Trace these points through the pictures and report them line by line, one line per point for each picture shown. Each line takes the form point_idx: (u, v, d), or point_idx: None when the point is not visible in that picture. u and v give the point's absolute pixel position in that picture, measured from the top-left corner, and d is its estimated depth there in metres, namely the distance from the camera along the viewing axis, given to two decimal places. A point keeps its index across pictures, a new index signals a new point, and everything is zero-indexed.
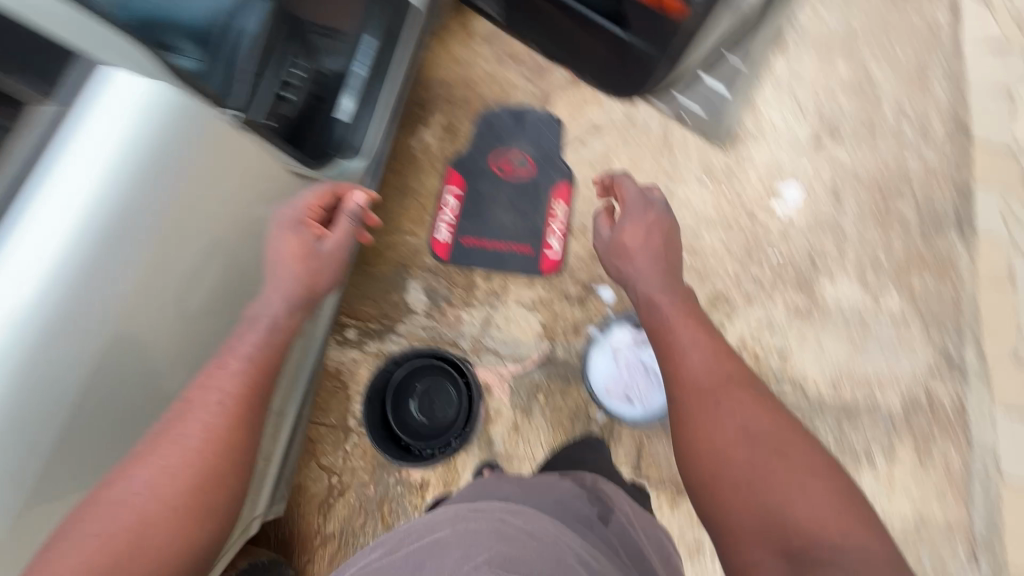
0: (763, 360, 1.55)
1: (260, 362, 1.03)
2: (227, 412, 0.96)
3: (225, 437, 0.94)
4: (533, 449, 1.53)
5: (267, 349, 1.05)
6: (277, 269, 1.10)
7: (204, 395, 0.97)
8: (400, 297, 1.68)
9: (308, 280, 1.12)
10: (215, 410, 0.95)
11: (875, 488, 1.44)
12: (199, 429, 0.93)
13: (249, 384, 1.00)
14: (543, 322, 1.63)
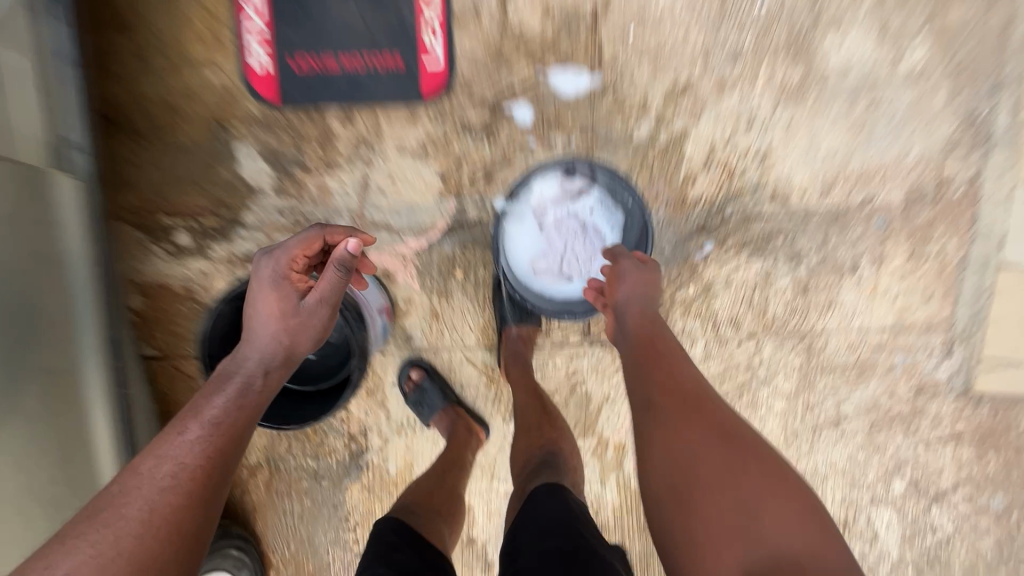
0: (738, 170, 1.17)
1: (228, 427, 0.84)
2: (185, 484, 0.76)
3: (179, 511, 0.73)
4: (462, 336, 1.24)
5: (237, 419, 0.87)
6: (255, 328, 0.97)
7: (155, 466, 0.76)
8: (232, 173, 1.16)
9: (291, 347, 0.97)
10: (168, 482, 0.75)
11: (855, 300, 1.24)
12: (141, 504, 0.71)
13: (213, 455, 0.80)
14: (442, 172, 1.16)
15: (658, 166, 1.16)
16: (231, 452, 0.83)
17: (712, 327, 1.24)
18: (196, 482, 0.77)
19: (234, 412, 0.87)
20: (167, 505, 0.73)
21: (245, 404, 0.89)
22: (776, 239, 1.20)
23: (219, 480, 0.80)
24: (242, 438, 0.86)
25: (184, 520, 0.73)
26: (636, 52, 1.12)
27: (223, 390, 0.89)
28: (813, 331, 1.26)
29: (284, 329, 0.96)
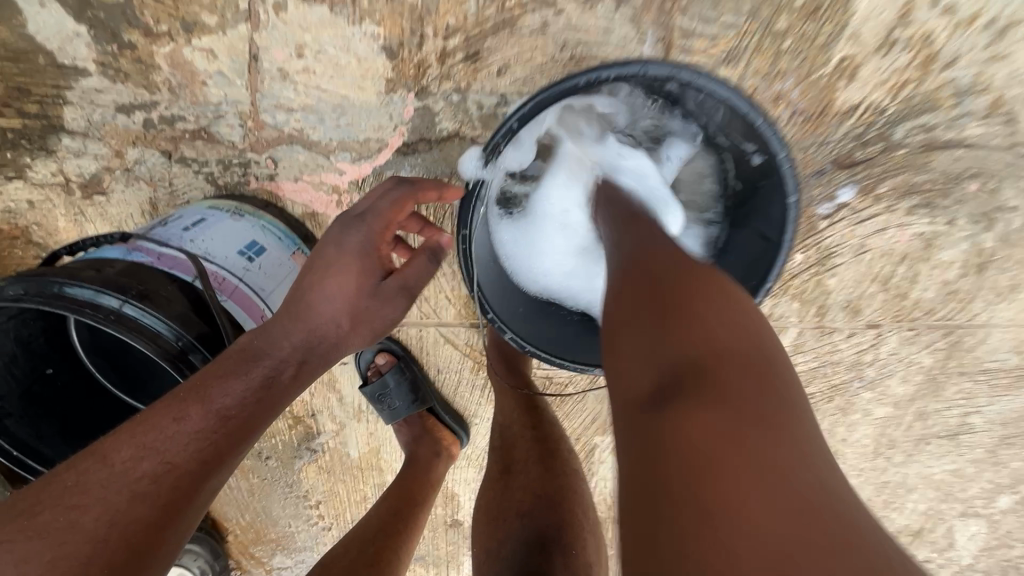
0: (939, 53, 0.63)
1: (235, 434, 0.47)
2: (169, 496, 0.42)
3: (151, 545, 0.41)
4: (435, 308, 0.85)
5: (258, 415, 0.49)
6: (286, 315, 0.53)
7: (137, 456, 0.43)
8: (18, 31, 0.65)
9: (340, 345, 0.55)
10: (145, 490, 0.42)
11: None
12: (104, 514, 0.40)
13: (205, 466, 0.45)
14: (390, 44, 0.64)
15: (787, 44, 0.63)
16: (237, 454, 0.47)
17: (816, 313, 0.81)
18: (182, 498, 0.43)
19: (254, 399, 0.49)
20: (140, 530, 0.41)
21: (265, 402, 0.49)
22: (965, 184, 0.70)
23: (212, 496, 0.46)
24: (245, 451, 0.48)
25: (157, 552, 0.41)
26: None
27: (244, 374, 0.48)
28: (970, 324, 0.81)
29: (348, 315, 0.55)
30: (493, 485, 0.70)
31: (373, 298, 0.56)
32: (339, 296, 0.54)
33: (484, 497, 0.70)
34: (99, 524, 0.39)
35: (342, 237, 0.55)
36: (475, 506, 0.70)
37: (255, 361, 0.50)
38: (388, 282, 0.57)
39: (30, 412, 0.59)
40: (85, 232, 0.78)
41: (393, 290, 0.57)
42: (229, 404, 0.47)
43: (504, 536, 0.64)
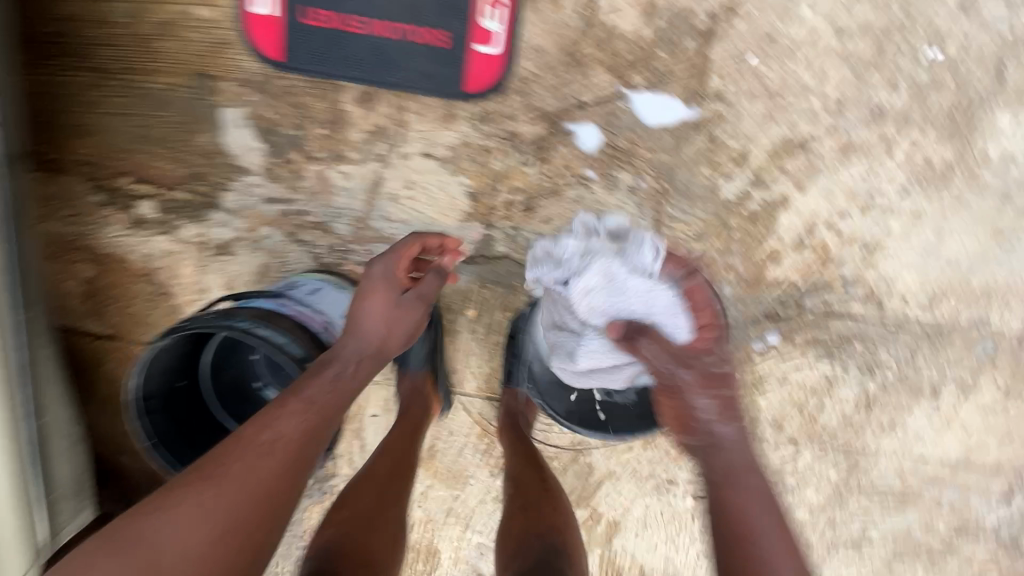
0: (835, 258, 0.95)
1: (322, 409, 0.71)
2: (282, 456, 0.66)
3: (274, 487, 0.64)
4: (461, 378, 1.06)
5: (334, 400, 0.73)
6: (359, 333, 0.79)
7: (258, 432, 0.67)
8: (213, 139, 0.93)
9: (385, 342, 0.81)
10: (267, 450, 0.65)
11: (924, 427, 1.05)
12: (241, 468, 0.64)
13: (307, 439, 0.69)
14: (473, 191, 0.93)
15: (738, 235, 0.94)
16: (324, 433, 0.70)
17: (750, 423, 1.07)
18: (290, 461, 0.66)
19: (330, 390, 0.73)
20: (268, 479, 0.64)
21: (339, 387, 0.74)
22: (853, 344, 1.00)
23: (313, 462, 0.69)
24: (332, 424, 0.72)
25: (278, 494, 0.64)
26: (749, 85, 0.86)
27: (323, 370, 0.73)
28: (863, 450, 1.08)
29: (383, 322, 0.80)
30: (510, 517, 0.88)
31: (399, 309, 0.81)
32: (376, 310, 0.80)
33: (505, 522, 0.88)
34: (239, 474, 0.63)
35: (375, 269, 0.83)
36: (498, 529, 0.88)
37: (328, 363, 0.74)
38: (409, 295, 0.83)
39: (163, 413, 0.78)
40: (203, 279, 1.01)
41: (413, 301, 0.83)
42: (316, 402, 0.71)
43: (521, 541, 0.82)
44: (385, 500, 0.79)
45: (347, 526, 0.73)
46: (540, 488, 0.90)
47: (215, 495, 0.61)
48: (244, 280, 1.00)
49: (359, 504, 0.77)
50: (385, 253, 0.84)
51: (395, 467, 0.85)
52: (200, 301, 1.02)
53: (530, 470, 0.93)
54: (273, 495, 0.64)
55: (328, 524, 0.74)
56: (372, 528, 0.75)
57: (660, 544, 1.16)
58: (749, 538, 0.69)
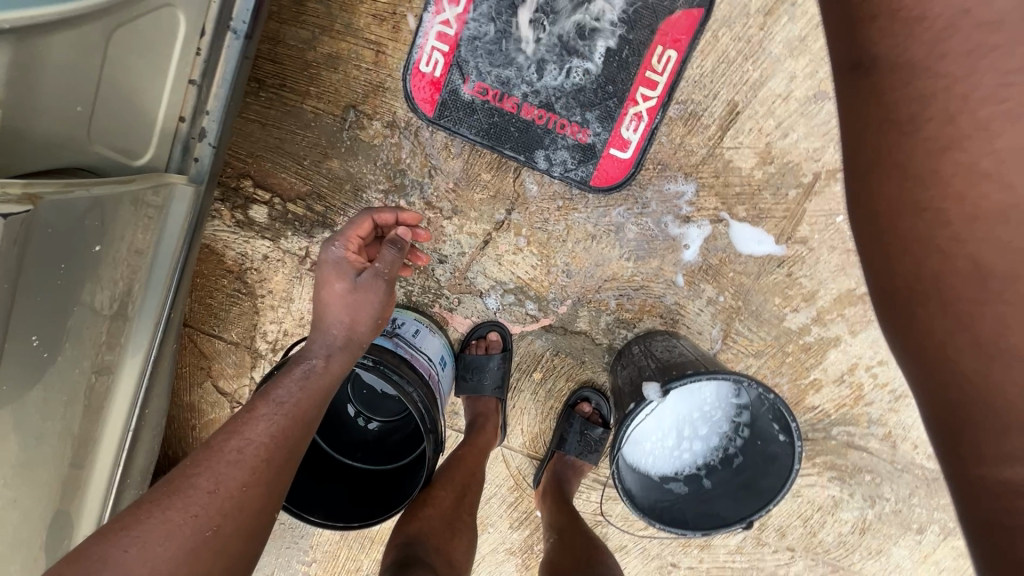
0: (866, 399, 1.07)
1: (294, 414, 0.70)
2: (252, 463, 0.64)
3: (242, 499, 0.62)
4: (509, 432, 1.12)
5: (303, 402, 0.72)
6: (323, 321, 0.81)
7: (225, 442, 0.65)
8: (345, 166, 0.98)
9: (353, 330, 0.80)
10: (235, 459, 0.64)
11: (904, 559, 1.17)
12: (209, 480, 0.61)
13: (276, 443, 0.67)
14: (571, 268, 1.01)
15: (790, 361, 1.05)
16: (298, 439, 0.70)
17: (758, 527, 1.17)
18: (261, 466, 0.65)
19: (298, 390, 0.73)
20: (237, 487, 0.62)
21: (308, 388, 0.74)
22: (863, 474, 1.12)
23: (286, 470, 0.68)
24: (305, 428, 0.71)
25: (250, 506, 0.63)
26: (832, 238, 0.98)
27: (290, 374, 0.75)
28: (849, 568, 1.18)
29: (343, 310, 0.80)
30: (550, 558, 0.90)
31: (356, 293, 0.81)
32: (336, 296, 0.81)
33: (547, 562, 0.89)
34: (208, 483, 0.61)
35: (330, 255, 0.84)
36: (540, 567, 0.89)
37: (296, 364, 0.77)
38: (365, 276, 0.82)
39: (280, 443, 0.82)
40: (292, 290, 1.04)
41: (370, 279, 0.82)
42: (284, 401, 0.71)
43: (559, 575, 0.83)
44: (461, 506, 0.80)
45: (432, 521, 0.75)
46: (585, 539, 0.91)
47: (181, 507, 0.59)
48: None
49: (444, 503, 0.78)
50: (338, 235, 0.84)
51: (466, 480, 0.84)
52: (283, 309, 1.05)
53: (571, 525, 0.95)
54: (247, 500, 0.62)
55: (414, 517, 0.76)
56: (450, 531, 0.75)
57: None
58: (906, 110, 0.41)
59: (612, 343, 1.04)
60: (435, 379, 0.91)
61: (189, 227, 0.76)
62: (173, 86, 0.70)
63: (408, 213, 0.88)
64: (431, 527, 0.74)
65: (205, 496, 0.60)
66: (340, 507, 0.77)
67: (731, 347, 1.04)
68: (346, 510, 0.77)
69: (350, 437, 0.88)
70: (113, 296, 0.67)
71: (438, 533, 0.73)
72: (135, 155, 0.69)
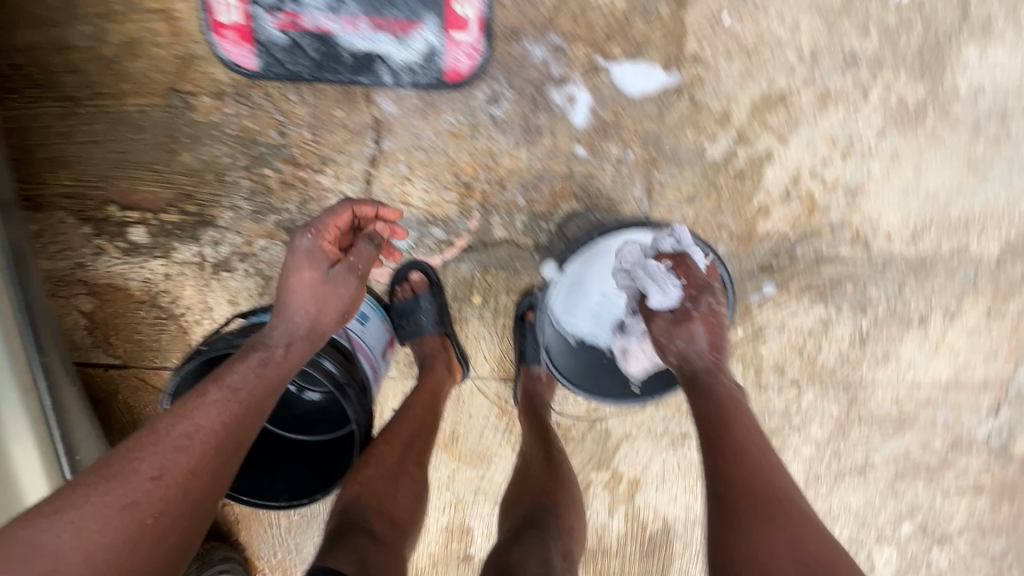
0: (822, 207, 0.98)
1: (247, 399, 0.67)
2: (199, 450, 0.62)
3: (188, 486, 0.60)
4: (473, 362, 1.09)
5: (258, 388, 0.69)
6: (288, 309, 0.77)
7: (172, 425, 0.62)
8: (197, 156, 0.91)
9: (316, 322, 0.77)
10: (183, 445, 0.61)
11: (913, 355, 1.11)
12: (153, 465, 0.59)
13: (226, 429, 0.65)
14: (465, 179, 0.94)
15: (727, 195, 0.96)
16: (251, 424, 0.67)
17: (754, 373, 1.11)
18: (209, 452, 0.62)
19: (254, 376, 0.70)
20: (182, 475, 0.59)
21: (265, 375, 0.71)
22: (845, 286, 1.04)
23: (236, 456, 0.66)
24: (259, 414, 0.69)
25: (193, 490, 0.60)
26: (724, 45, 0.89)
27: (245, 358, 0.71)
28: (861, 383, 1.13)
29: (311, 300, 0.77)
30: (515, 484, 0.89)
31: (329, 284, 0.79)
32: (303, 287, 0.78)
33: (507, 493, 0.88)
34: (152, 469, 0.58)
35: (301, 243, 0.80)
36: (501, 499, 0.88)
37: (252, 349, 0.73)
38: (339, 269, 0.81)
39: None
40: (206, 298, 1.01)
41: (344, 274, 0.81)
42: (238, 384, 0.68)
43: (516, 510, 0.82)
44: (408, 458, 0.78)
45: (375, 483, 0.72)
46: (543, 465, 0.89)
47: (121, 493, 0.56)
48: (248, 294, 1.00)
49: (386, 461, 0.75)
50: (312, 224, 0.80)
51: (413, 430, 0.82)
52: (207, 320, 1.02)
53: (536, 447, 0.93)
54: (190, 487, 0.60)
55: (355, 480, 0.72)
56: (394, 488, 0.73)
57: (680, 491, 1.21)
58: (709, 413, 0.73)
59: (537, 241, 0.98)
60: (351, 338, 0.87)
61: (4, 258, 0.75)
62: None
63: (387, 207, 0.84)
64: (373, 488, 0.71)
65: (147, 483, 0.57)
66: (301, 485, 0.82)
67: (659, 202, 0.96)
68: (307, 485, 0.82)
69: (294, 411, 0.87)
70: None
71: (381, 492, 0.72)
72: None
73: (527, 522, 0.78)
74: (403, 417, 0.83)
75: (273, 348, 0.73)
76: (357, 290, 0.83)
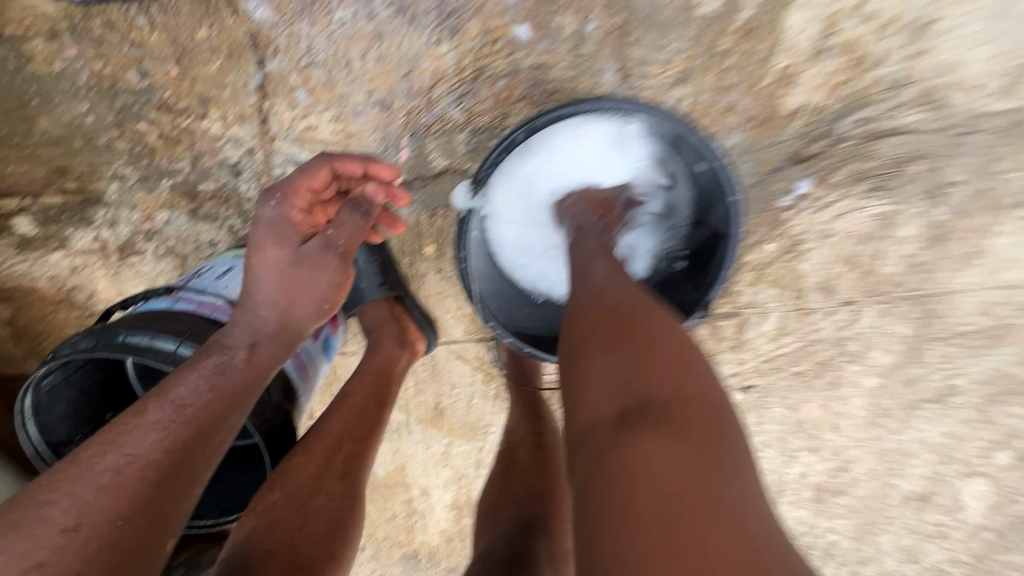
0: (871, 59, 0.71)
1: (193, 417, 0.52)
2: (130, 489, 0.47)
3: (117, 537, 0.45)
4: (443, 325, 0.91)
5: (212, 402, 0.53)
6: (251, 298, 0.60)
7: (99, 458, 0.48)
8: (57, 118, 0.74)
9: (286, 317, 0.60)
10: (108, 483, 0.46)
11: (1013, 247, 0.83)
12: (68, 511, 0.45)
13: (168, 459, 0.49)
14: (382, 96, 0.73)
15: (734, 62, 0.71)
16: (201, 458, 0.51)
17: (794, 297, 0.87)
18: (145, 491, 0.47)
19: (205, 387, 0.54)
20: (103, 523, 0.45)
21: (222, 386, 0.55)
22: (912, 166, 0.77)
23: (187, 491, 0.51)
24: (212, 438, 0.52)
25: (125, 542, 0.45)
26: None
27: (195, 364, 0.55)
28: (938, 292, 0.87)
29: (280, 288, 0.60)
30: (500, 482, 0.75)
31: (298, 267, 0.61)
32: (270, 271, 0.61)
33: (487, 486, 0.76)
34: (62, 518, 0.44)
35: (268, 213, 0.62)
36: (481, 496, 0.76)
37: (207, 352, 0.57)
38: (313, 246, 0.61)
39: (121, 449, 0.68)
40: (123, 290, 0.87)
41: (319, 253, 0.61)
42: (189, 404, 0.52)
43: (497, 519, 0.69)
44: (329, 471, 0.61)
45: (277, 512, 0.57)
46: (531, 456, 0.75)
47: (21, 552, 0.42)
48: (165, 279, 0.85)
49: (296, 480, 0.59)
50: (275, 188, 0.62)
51: (342, 432, 0.65)
52: None
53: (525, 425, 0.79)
54: (119, 539, 0.45)
55: (256, 508, 0.58)
56: (304, 516, 0.58)
57: None
58: None
59: None
60: None
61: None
62: None
63: (381, 163, 0.64)
64: (270, 520, 0.56)
65: (56, 539, 0.43)
66: (228, 495, 0.69)
67: (641, 89, 0.71)
68: (238, 498, 0.69)
69: None
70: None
71: (284, 525, 0.56)
72: None
73: (507, 551, 0.64)
74: (332, 415, 0.67)
75: (232, 350, 0.56)
76: (340, 274, 0.63)
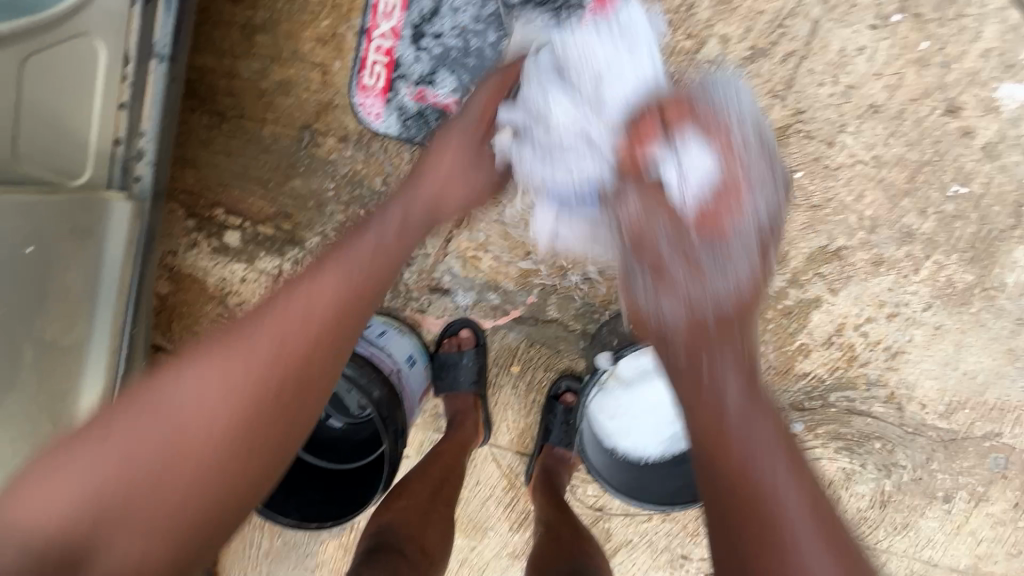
0: (860, 360, 1.02)
1: (339, 303, 0.65)
2: (283, 360, 0.60)
3: (266, 399, 0.59)
4: (495, 429, 1.11)
5: (352, 304, 0.66)
6: (423, 186, 0.80)
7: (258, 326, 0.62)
8: (307, 183, 1.03)
9: (447, 201, 0.82)
10: (265, 355, 0.60)
11: (934, 531, 1.08)
12: (234, 369, 0.59)
13: (310, 340, 0.62)
14: (534, 257, 1.02)
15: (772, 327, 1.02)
16: (337, 348, 0.65)
17: None
18: (290, 362, 0.61)
19: (339, 275, 0.66)
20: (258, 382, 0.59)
21: (370, 267, 0.69)
22: (872, 442, 1.05)
23: (329, 367, 0.64)
24: (353, 329, 0.66)
25: (271, 402, 0.60)
26: (795, 196, 0.97)
27: (353, 243, 0.71)
28: (875, 547, 1.10)
29: (454, 169, 0.81)
30: (538, 547, 0.91)
31: (474, 162, 0.83)
32: (449, 164, 0.81)
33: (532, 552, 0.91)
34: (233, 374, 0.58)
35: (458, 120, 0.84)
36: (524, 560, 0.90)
37: (346, 246, 0.71)
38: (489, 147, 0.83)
39: None
40: None
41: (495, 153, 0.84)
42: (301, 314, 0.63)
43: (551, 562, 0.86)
44: (437, 498, 0.89)
45: (408, 512, 0.85)
46: (570, 527, 0.94)
47: (199, 398, 0.57)
48: None
49: (418, 496, 0.88)
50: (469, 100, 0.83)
51: (442, 475, 0.93)
52: None
53: (559, 516, 0.96)
54: (267, 401, 0.59)
55: (388, 508, 0.85)
56: (425, 518, 0.85)
57: None
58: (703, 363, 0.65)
59: (586, 328, 1.04)
60: (400, 377, 0.91)
61: (136, 238, 0.90)
62: (106, 111, 0.82)
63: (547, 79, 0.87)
64: (406, 516, 0.84)
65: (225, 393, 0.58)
66: (312, 505, 0.83)
67: None
68: (316, 508, 0.83)
69: (318, 435, 0.93)
70: (60, 322, 0.82)
71: (413, 519, 0.84)
72: (74, 174, 0.82)
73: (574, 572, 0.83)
74: (433, 463, 0.95)
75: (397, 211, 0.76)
76: (489, 185, 0.86)
